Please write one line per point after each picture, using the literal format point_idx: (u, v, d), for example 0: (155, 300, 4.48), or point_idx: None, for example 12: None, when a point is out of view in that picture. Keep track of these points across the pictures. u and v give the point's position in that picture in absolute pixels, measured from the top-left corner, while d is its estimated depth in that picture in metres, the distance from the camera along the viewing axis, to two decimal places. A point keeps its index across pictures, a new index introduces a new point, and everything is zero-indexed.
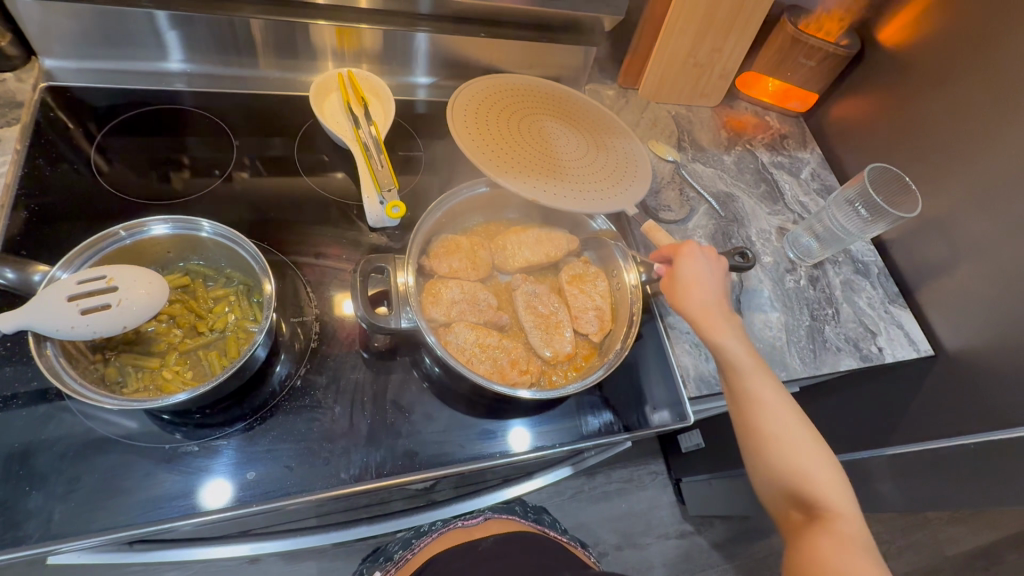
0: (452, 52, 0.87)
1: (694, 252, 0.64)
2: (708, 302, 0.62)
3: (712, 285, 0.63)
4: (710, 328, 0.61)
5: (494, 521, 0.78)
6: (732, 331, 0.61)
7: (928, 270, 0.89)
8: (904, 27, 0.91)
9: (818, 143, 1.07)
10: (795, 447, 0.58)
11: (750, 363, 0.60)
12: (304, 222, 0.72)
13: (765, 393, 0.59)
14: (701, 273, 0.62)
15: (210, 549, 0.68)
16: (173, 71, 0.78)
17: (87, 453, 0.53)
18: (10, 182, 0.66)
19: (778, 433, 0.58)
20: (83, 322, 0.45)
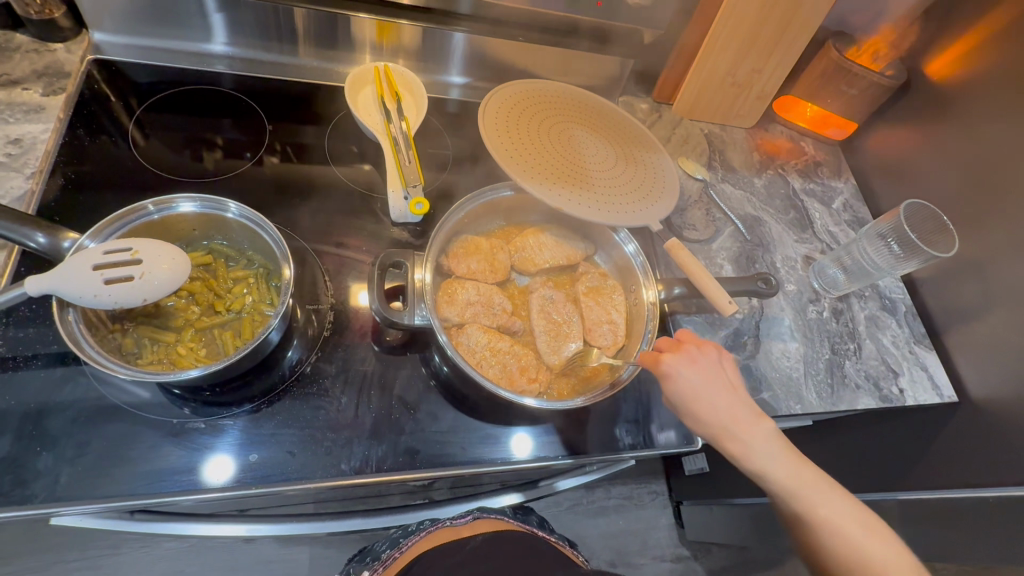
0: (488, 54, 0.87)
1: (674, 364, 0.59)
2: (720, 416, 0.57)
3: (713, 395, 0.58)
4: (736, 441, 0.57)
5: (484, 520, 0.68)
6: (756, 442, 0.57)
7: (958, 313, 0.86)
8: (954, 61, 0.87)
9: (853, 173, 1.04)
10: (863, 551, 0.54)
11: (787, 476, 0.56)
12: (329, 210, 0.73)
13: (812, 498, 0.56)
14: (697, 389, 0.58)
15: (206, 525, 0.69)
16: (217, 53, 0.81)
17: (98, 419, 0.54)
18: (50, 149, 0.68)
19: (839, 539, 0.54)
20: (107, 292, 0.46)
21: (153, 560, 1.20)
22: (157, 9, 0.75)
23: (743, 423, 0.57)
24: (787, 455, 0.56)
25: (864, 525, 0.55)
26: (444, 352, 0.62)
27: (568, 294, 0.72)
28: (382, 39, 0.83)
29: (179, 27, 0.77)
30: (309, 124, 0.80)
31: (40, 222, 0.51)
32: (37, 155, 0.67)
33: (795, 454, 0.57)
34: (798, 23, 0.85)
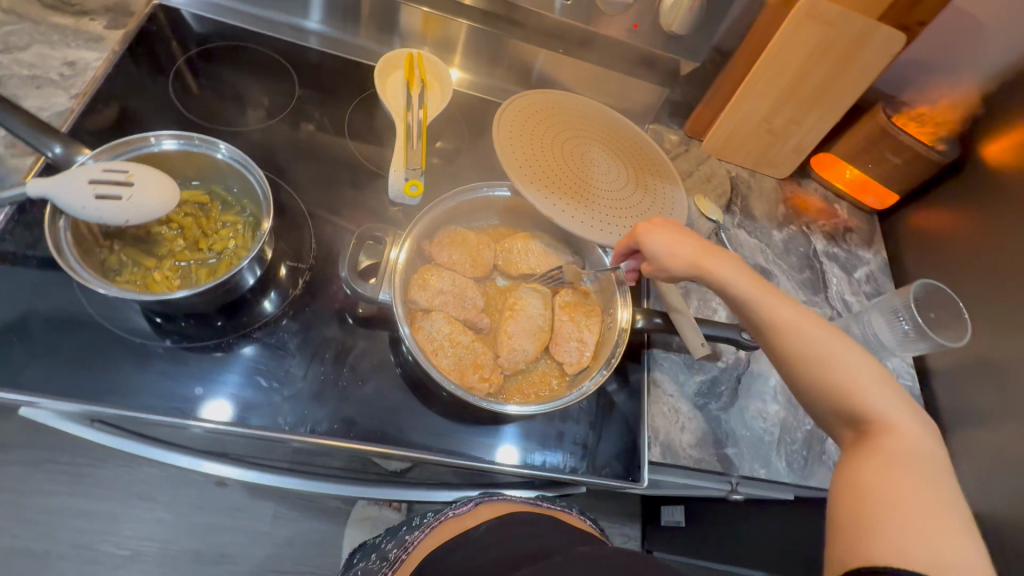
0: (525, 59, 0.88)
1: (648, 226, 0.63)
2: (694, 250, 0.61)
3: (681, 242, 0.62)
4: (712, 267, 0.59)
5: (484, 507, 0.70)
6: (728, 267, 0.59)
7: (968, 414, 0.79)
8: (1013, 147, 0.81)
9: (886, 246, 0.99)
10: (833, 361, 0.52)
11: (754, 296, 0.56)
12: (335, 180, 0.76)
13: (791, 317, 0.54)
14: (672, 232, 0.62)
15: (183, 457, 0.71)
16: (310, 29, 0.87)
17: (71, 324, 0.58)
18: (98, 76, 0.74)
19: (812, 349, 0.52)
20: (94, 206, 0.50)
21: (132, 481, 1.27)
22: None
23: (718, 251, 0.61)
24: (751, 278, 0.58)
25: (836, 337, 0.53)
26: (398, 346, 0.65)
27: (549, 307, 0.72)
28: (427, 29, 0.87)
29: None
30: (339, 96, 0.84)
31: (60, 135, 0.56)
32: (85, 79, 0.73)
33: (762, 279, 0.58)
34: (846, 79, 0.82)
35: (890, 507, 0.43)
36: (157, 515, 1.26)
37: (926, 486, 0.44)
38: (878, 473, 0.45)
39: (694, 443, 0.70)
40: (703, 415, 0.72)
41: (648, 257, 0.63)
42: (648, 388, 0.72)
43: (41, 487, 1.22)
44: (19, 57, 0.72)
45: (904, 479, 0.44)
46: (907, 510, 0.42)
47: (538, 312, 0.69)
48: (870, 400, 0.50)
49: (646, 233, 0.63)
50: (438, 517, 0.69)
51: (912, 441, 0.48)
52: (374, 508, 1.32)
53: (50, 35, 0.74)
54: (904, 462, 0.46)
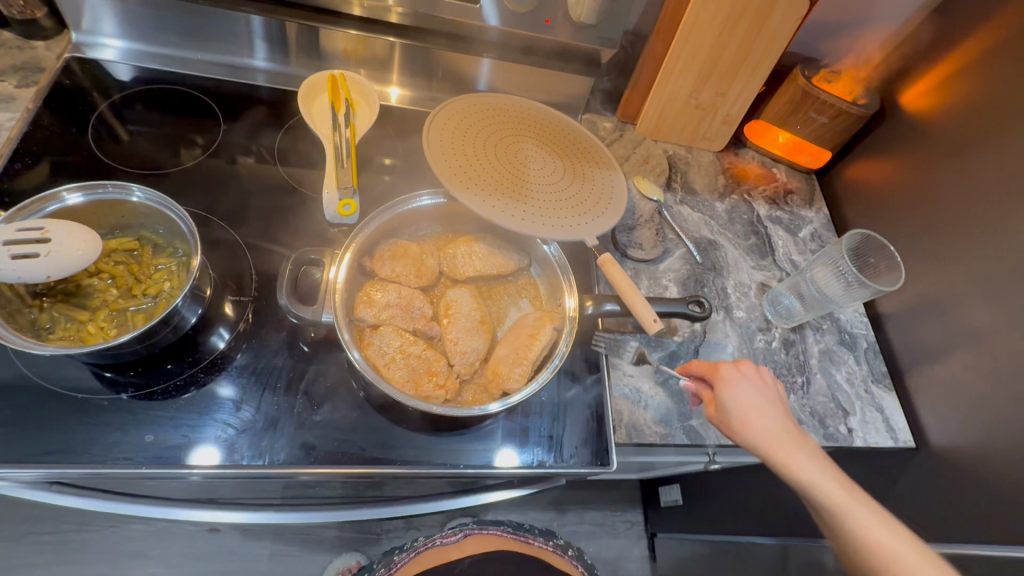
0: (452, 68, 0.89)
1: (734, 376, 0.60)
2: (773, 430, 0.56)
3: (764, 413, 0.57)
4: (790, 460, 0.55)
5: (472, 538, 0.75)
6: (808, 463, 0.55)
7: (921, 354, 0.82)
8: (926, 93, 0.85)
9: (827, 204, 1.01)
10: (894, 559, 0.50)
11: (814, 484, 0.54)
12: (272, 209, 0.76)
13: (863, 519, 0.52)
14: (753, 395, 0.58)
15: (181, 510, 0.71)
16: (257, 67, 0.87)
17: (8, 390, 0.57)
18: (14, 136, 0.73)
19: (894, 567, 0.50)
20: (10, 266, 0.49)
21: (121, 541, 1.23)
22: (197, 29, 0.82)
23: (801, 449, 0.56)
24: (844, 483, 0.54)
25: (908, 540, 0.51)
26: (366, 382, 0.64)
27: (481, 300, 0.72)
28: (348, 49, 0.87)
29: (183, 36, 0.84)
30: (269, 126, 0.84)
31: None
32: (1, 140, 0.72)
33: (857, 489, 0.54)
34: (759, 48, 0.84)
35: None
36: (152, 571, 1.22)
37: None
38: None
39: (660, 420, 0.71)
40: (665, 391, 0.73)
41: (720, 409, 0.60)
42: (608, 371, 0.73)
43: (28, 559, 1.17)
44: None
45: None
46: None
47: (471, 305, 0.69)
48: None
49: (730, 386, 0.59)
50: (424, 545, 0.74)
51: None
52: None
53: None
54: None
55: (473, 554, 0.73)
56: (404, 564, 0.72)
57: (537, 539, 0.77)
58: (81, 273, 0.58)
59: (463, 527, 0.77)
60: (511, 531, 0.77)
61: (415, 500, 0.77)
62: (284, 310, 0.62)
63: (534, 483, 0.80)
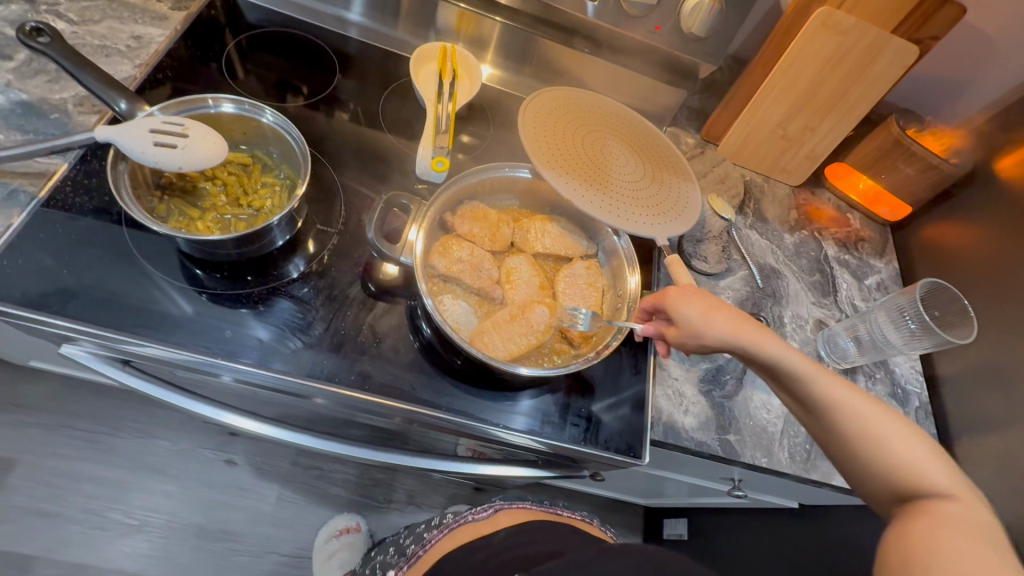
0: (553, 60, 0.94)
1: (682, 292, 0.61)
2: (734, 325, 0.58)
3: (713, 309, 0.59)
4: (756, 345, 0.57)
5: (503, 513, 0.76)
6: (774, 345, 0.57)
7: (976, 424, 0.80)
8: (1023, 162, 0.84)
9: (897, 258, 1.00)
10: (882, 434, 0.53)
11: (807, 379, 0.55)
12: (366, 158, 0.82)
13: (827, 385, 0.55)
14: (704, 296, 0.60)
15: (230, 415, 0.74)
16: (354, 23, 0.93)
17: (117, 266, 0.63)
18: (159, 51, 0.81)
19: (862, 426, 0.53)
20: (152, 152, 0.55)
21: (146, 452, 1.27)
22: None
23: (756, 333, 0.58)
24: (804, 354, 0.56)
25: (888, 412, 0.54)
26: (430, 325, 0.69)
27: (544, 276, 0.75)
28: (461, 27, 0.92)
29: None
30: (376, 85, 0.90)
31: (127, 92, 0.62)
32: (148, 52, 0.80)
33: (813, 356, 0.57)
34: (859, 88, 0.85)
35: (945, 554, 0.43)
36: (166, 488, 1.26)
37: (980, 545, 0.44)
38: (939, 538, 0.45)
39: (697, 427, 0.72)
40: (707, 401, 0.74)
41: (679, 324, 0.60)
42: (653, 371, 0.74)
43: (59, 450, 1.23)
44: (93, 29, 0.79)
45: (957, 535, 0.44)
46: (958, 560, 0.43)
47: (533, 275, 0.73)
48: (928, 474, 0.50)
49: (678, 298, 0.60)
50: (457, 521, 0.75)
51: (967, 505, 0.48)
52: (332, 543, 1.28)
53: (121, 11, 0.82)
54: (958, 524, 0.46)
55: (509, 526, 0.72)
56: (439, 542, 0.74)
57: (564, 510, 0.81)
58: (199, 175, 0.64)
59: (492, 503, 0.77)
60: (536, 503, 0.79)
61: (439, 458, 0.78)
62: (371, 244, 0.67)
63: (558, 467, 0.81)
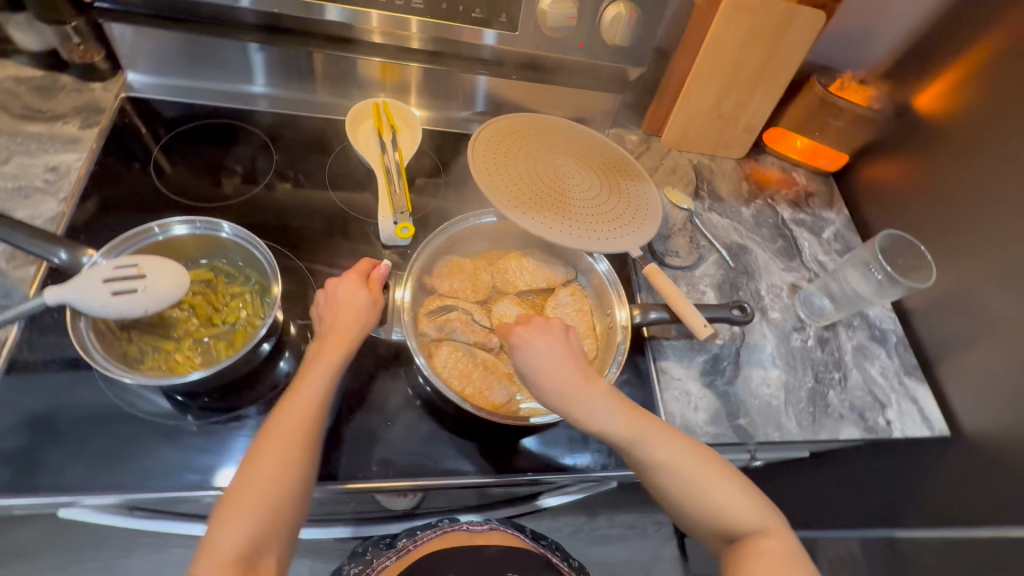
0: (485, 90, 0.94)
1: (524, 337, 0.61)
2: (564, 385, 0.59)
3: (551, 363, 0.60)
4: (582, 402, 0.59)
5: (496, 532, 0.73)
6: (592, 404, 0.59)
7: (949, 346, 0.85)
8: (938, 96, 0.89)
9: (846, 204, 1.05)
10: (698, 482, 0.57)
11: (629, 438, 0.58)
12: (321, 232, 0.78)
13: (650, 445, 0.58)
14: (548, 350, 0.60)
15: None
16: (277, 95, 0.91)
17: (103, 421, 0.60)
18: (82, 177, 0.77)
19: (688, 477, 0.57)
20: (113, 302, 0.52)
21: (163, 565, 1.21)
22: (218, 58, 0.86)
23: (585, 388, 0.59)
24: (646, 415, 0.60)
25: (705, 458, 0.59)
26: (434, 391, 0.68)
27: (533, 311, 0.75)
28: (384, 76, 0.90)
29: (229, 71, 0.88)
30: (316, 152, 0.88)
31: (65, 240, 0.59)
32: (70, 181, 0.76)
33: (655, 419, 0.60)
34: (779, 60, 0.88)
35: None
36: None
37: None
38: None
39: (710, 420, 0.74)
40: (713, 392, 0.77)
41: (524, 376, 0.61)
42: (657, 377, 0.76)
43: None
44: (4, 170, 0.76)
45: None
46: None
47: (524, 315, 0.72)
48: (749, 517, 0.56)
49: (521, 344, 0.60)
50: (449, 527, 0.72)
51: (781, 539, 0.56)
52: None
53: (28, 145, 0.78)
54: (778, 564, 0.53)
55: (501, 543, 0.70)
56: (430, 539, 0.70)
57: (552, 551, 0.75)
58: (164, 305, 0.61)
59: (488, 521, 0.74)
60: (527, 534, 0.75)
61: (461, 510, 0.80)
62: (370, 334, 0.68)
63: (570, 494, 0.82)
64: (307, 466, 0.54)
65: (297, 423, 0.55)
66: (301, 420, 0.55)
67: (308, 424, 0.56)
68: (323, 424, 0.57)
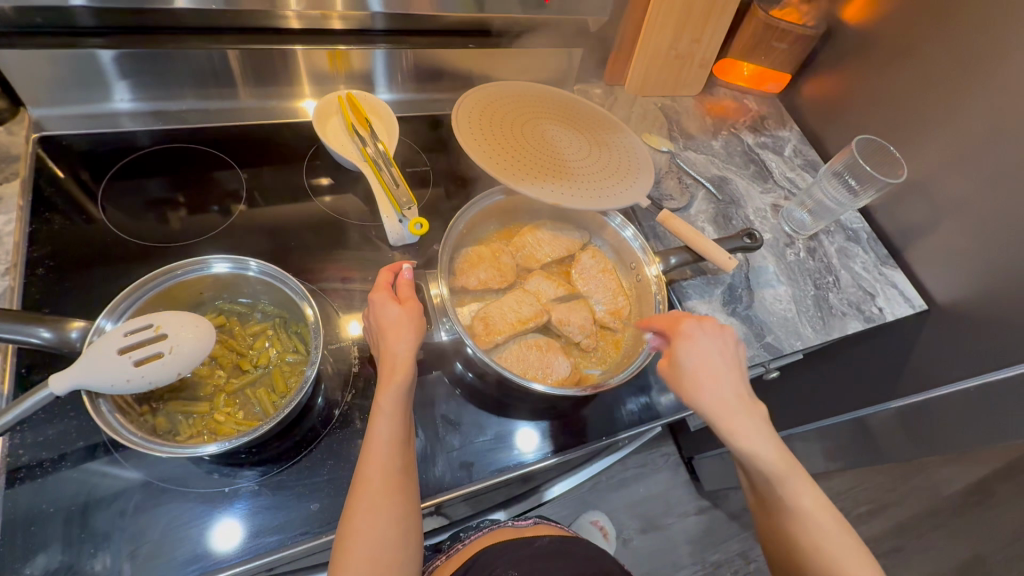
0: (446, 65, 0.90)
1: (695, 334, 0.54)
2: (724, 397, 0.50)
3: (716, 374, 0.52)
4: (741, 427, 0.49)
5: (542, 524, 0.66)
6: (755, 429, 0.49)
7: (912, 232, 0.94)
8: (865, 5, 0.96)
9: (796, 122, 1.12)
10: (833, 560, 0.48)
11: (780, 469, 0.49)
12: (321, 246, 0.73)
13: (793, 486, 0.49)
14: (711, 356, 0.52)
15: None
16: (219, 106, 0.82)
17: (147, 507, 0.53)
18: (20, 241, 0.66)
19: (814, 537, 0.48)
20: (138, 373, 0.47)
21: None
22: (143, 73, 0.76)
23: (745, 403, 0.50)
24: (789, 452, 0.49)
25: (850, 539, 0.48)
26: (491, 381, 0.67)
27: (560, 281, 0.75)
28: (335, 67, 0.84)
29: (156, 86, 0.78)
30: (284, 162, 0.81)
31: (44, 317, 0.50)
32: (7, 250, 0.66)
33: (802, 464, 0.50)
34: None
35: None
36: None
37: None
38: None
39: (743, 345, 0.78)
40: (737, 318, 0.81)
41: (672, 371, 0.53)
42: None
43: None
44: None
45: None
46: None
47: (556, 286, 0.73)
48: None
49: (688, 347, 0.53)
50: (495, 527, 0.65)
51: None
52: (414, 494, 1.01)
53: None
54: None
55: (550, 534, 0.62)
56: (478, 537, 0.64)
57: None
58: None
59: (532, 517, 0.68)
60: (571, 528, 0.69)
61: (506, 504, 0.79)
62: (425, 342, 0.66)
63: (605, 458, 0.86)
64: (408, 504, 0.51)
65: (383, 470, 0.50)
66: (381, 467, 0.50)
67: (392, 469, 0.50)
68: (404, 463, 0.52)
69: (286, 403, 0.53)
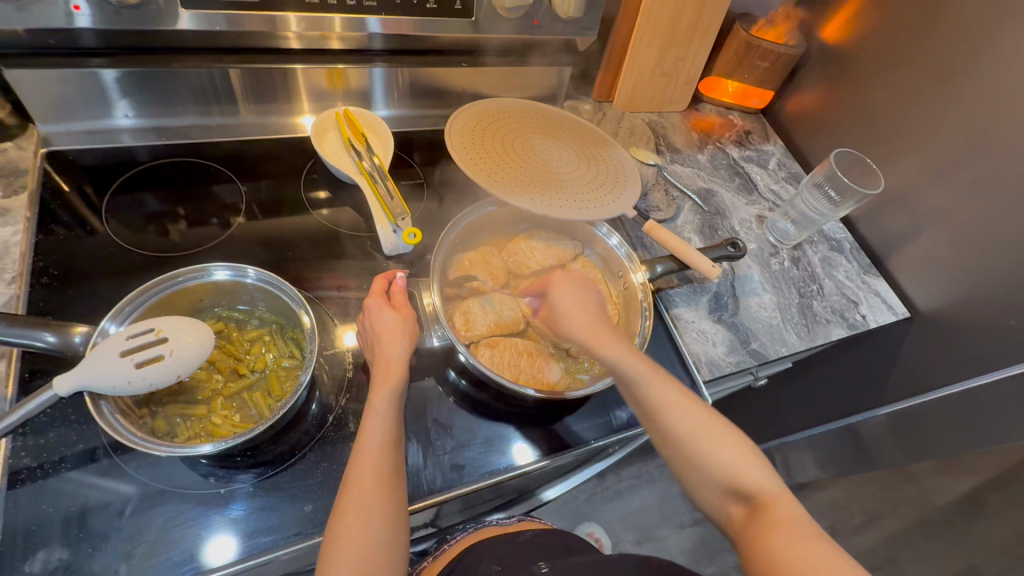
0: (440, 83, 0.93)
1: (559, 278, 0.66)
2: (586, 324, 0.62)
3: (583, 305, 0.64)
4: (602, 344, 0.60)
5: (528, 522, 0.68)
6: (615, 344, 0.60)
7: (895, 241, 0.97)
8: (843, 25, 1.00)
9: (780, 137, 1.16)
10: (709, 443, 0.55)
11: (646, 376, 0.58)
12: (317, 256, 0.75)
13: (660, 388, 0.58)
14: (578, 295, 0.64)
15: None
16: (221, 122, 0.85)
17: (145, 508, 0.54)
18: (26, 251, 0.68)
19: (690, 423, 0.56)
20: (139, 375, 0.49)
21: None
22: (148, 91, 0.79)
23: (604, 327, 0.62)
24: (646, 359, 0.59)
25: (724, 426, 0.56)
26: (484, 386, 0.69)
27: None
28: (333, 84, 0.87)
29: (160, 104, 0.81)
30: (282, 176, 0.83)
31: (50, 322, 0.53)
32: (13, 258, 0.67)
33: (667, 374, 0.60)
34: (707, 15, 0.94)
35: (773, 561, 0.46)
36: None
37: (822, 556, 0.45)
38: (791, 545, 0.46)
39: (729, 351, 0.80)
40: (723, 325, 0.83)
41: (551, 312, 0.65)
42: (675, 325, 0.81)
43: None
44: None
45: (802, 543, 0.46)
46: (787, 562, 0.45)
47: None
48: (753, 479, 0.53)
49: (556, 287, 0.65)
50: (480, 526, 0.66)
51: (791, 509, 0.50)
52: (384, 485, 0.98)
53: None
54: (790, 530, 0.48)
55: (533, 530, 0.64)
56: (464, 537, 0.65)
57: None
58: None
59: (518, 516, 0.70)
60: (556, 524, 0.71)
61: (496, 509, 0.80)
62: (419, 348, 0.69)
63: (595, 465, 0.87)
64: (396, 495, 0.52)
65: (375, 468, 0.52)
66: (374, 467, 0.52)
67: (383, 468, 0.52)
68: (395, 463, 0.53)
69: (280, 406, 0.55)
